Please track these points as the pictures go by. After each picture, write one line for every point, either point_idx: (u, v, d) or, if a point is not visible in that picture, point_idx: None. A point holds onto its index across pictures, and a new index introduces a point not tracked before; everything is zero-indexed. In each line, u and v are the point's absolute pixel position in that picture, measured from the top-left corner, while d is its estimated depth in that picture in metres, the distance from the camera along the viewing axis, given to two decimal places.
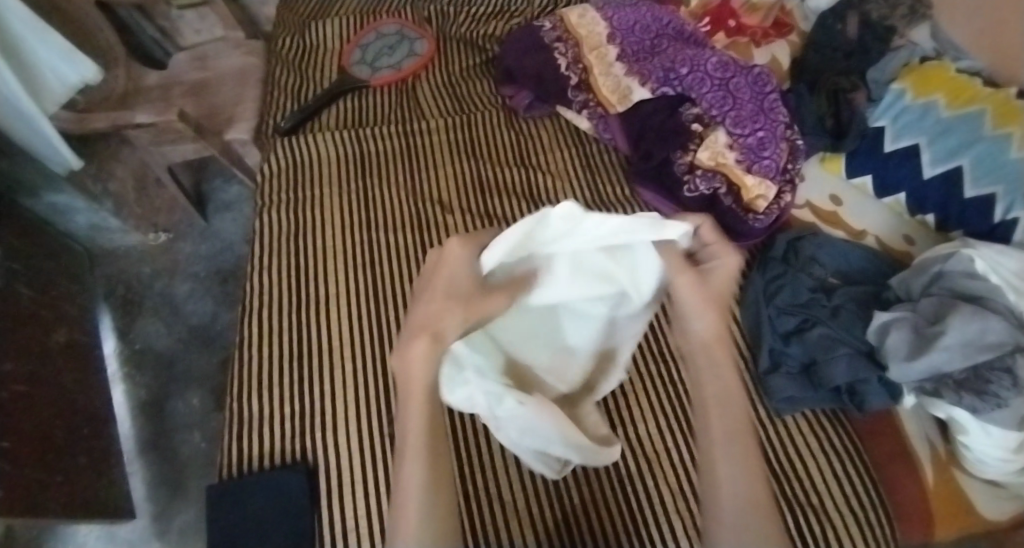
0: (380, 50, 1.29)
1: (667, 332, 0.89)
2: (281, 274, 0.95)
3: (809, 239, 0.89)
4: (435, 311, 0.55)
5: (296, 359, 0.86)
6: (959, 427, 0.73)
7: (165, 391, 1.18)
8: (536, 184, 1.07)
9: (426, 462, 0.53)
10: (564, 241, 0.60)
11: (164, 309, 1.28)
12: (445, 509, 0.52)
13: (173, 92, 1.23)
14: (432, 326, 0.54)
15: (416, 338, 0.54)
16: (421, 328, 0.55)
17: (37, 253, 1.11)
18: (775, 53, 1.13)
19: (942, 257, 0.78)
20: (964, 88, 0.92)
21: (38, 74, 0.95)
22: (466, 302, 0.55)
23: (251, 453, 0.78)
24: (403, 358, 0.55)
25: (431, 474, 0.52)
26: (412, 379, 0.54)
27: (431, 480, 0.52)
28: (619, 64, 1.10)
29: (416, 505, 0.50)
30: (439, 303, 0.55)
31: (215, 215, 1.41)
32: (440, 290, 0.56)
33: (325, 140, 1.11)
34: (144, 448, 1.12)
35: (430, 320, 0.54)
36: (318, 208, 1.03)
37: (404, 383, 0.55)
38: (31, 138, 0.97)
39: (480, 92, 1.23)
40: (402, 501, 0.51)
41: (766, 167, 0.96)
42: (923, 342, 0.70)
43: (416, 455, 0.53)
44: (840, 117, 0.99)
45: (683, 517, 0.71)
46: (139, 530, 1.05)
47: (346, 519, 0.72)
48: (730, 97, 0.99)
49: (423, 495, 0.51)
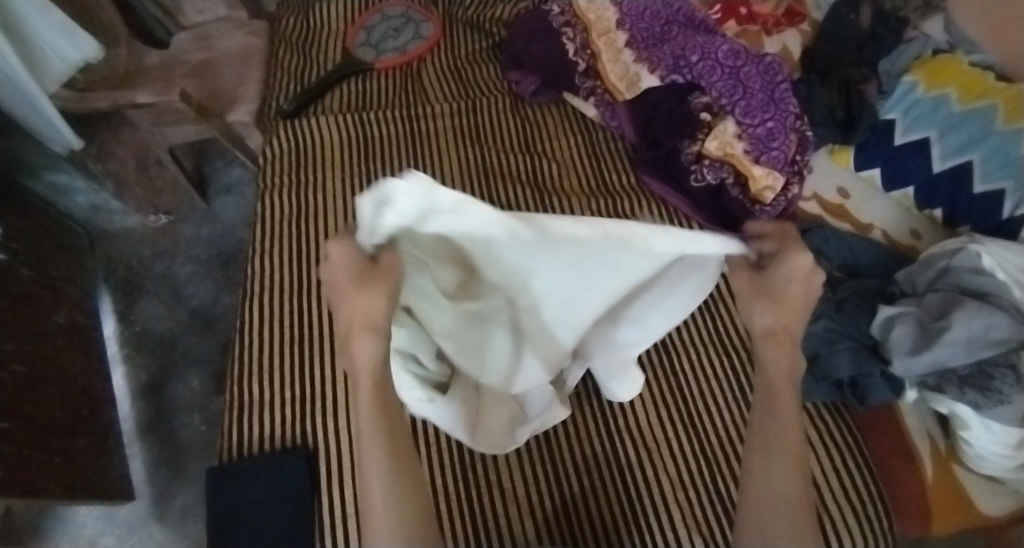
0: (385, 32, 1.28)
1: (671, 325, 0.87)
2: (284, 258, 0.95)
3: (816, 232, 0.89)
4: (358, 306, 0.49)
5: (297, 344, 0.86)
6: (961, 423, 0.73)
7: (166, 373, 1.19)
8: (540, 171, 1.06)
9: (386, 445, 0.50)
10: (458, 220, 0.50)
11: (165, 291, 1.29)
12: (411, 499, 0.49)
13: (174, 71, 1.21)
14: (362, 320, 0.50)
15: (356, 336, 0.50)
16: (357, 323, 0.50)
17: (36, 233, 1.11)
18: (787, 42, 1.11)
19: (950, 252, 0.77)
20: (977, 81, 0.90)
21: (38, 52, 0.94)
22: (380, 277, 0.49)
23: (251, 437, 0.78)
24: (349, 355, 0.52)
25: (393, 457, 0.50)
26: (359, 366, 0.51)
27: (395, 468, 0.50)
28: (629, 50, 1.08)
29: (381, 502, 0.48)
30: (354, 287, 0.49)
31: (216, 197, 1.40)
32: (349, 278, 0.49)
33: (328, 124, 1.10)
34: (145, 430, 1.13)
35: (360, 312, 0.49)
36: (320, 192, 1.02)
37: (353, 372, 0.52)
38: (30, 117, 0.96)
39: (486, 76, 1.21)
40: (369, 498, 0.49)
41: (774, 158, 0.95)
42: (929, 337, 0.70)
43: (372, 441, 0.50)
44: (851, 109, 0.98)
45: (678, 507, 0.72)
46: (138, 511, 1.06)
47: (345, 505, 0.73)
48: (741, 86, 0.98)
49: (392, 492, 0.49)
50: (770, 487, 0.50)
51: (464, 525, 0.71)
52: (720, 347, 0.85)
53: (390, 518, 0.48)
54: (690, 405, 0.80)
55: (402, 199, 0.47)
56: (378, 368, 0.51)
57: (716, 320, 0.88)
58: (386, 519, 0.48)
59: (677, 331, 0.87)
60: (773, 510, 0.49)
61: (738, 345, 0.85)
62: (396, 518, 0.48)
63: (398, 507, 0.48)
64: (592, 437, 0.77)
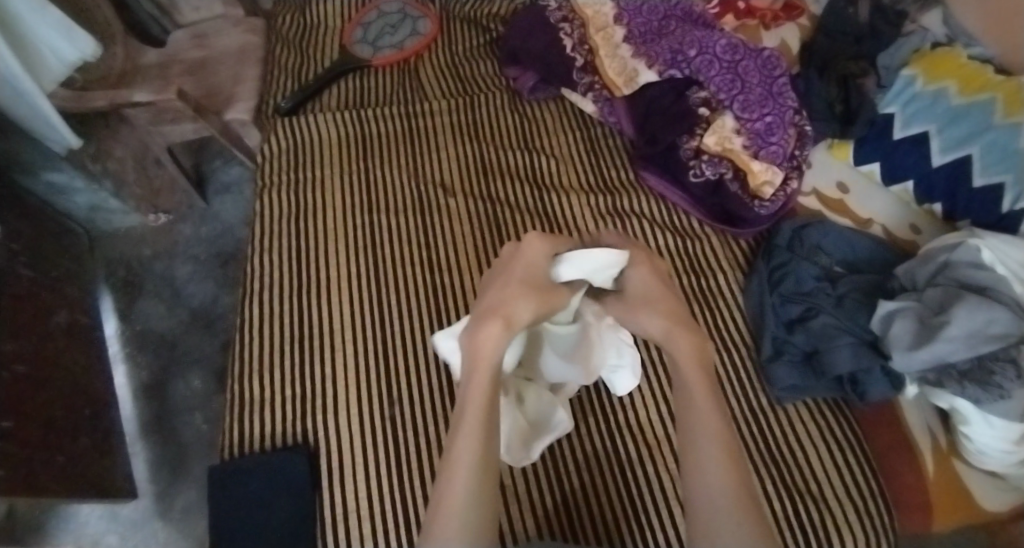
0: (381, 29, 1.28)
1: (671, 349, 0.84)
2: (282, 256, 0.94)
3: (815, 227, 0.89)
4: (506, 297, 0.55)
5: (297, 343, 0.85)
6: (961, 417, 0.73)
7: (167, 372, 1.19)
8: (539, 167, 1.06)
9: (481, 439, 0.51)
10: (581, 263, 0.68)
11: (165, 291, 1.29)
12: (489, 504, 0.49)
13: (172, 70, 1.21)
14: (503, 312, 0.54)
15: (489, 320, 0.54)
16: (498, 310, 0.54)
17: (36, 233, 1.11)
18: (784, 36, 1.10)
19: (949, 246, 0.76)
20: (976, 75, 0.90)
21: (37, 52, 0.94)
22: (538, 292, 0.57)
23: (252, 435, 0.78)
24: (472, 338, 0.55)
25: (483, 458, 0.50)
26: (479, 359, 0.54)
27: (482, 466, 0.49)
28: (626, 46, 1.07)
29: (459, 500, 0.48)
30: (517, 291, 0.56)
31: (215, 197, 1.40)
32: (518, 279, 0.57)
33: (326, 121, 1.10)
34: (147, 429, 1.13)
35: (507, 306, 0.54)
36: (318, 190, 1.02)
37: (472, 361, 0.54)
38: (29, 117, 0.96)
39: (483, 73, 1.21)
40: (446, 489, 0.49)
41: (772, 153, 0.95)
42: (928, 332, 0.69)
43: (471, 430, 0.51)
44: (849, 103, 0.98)
45: (679, 503, 0.72)
46: (141, 510, 1.06)
47: (345, 501, 0.73)
48: (738, 80, 0.98)
49: (470, 494, 0.48)
50: (708, 479, 0.50)
51: None
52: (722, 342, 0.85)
53: (466, 521, 0.47)
54: None
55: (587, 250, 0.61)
56: (495, 364, 0.53)
57: (720, 316, 0.88)
58: (458, 519, 0.47)
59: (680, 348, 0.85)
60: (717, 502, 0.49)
61: (741, 341, 0.85)
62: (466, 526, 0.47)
63: (471, 513, 0.48)
64: (592, 434, 0.77)
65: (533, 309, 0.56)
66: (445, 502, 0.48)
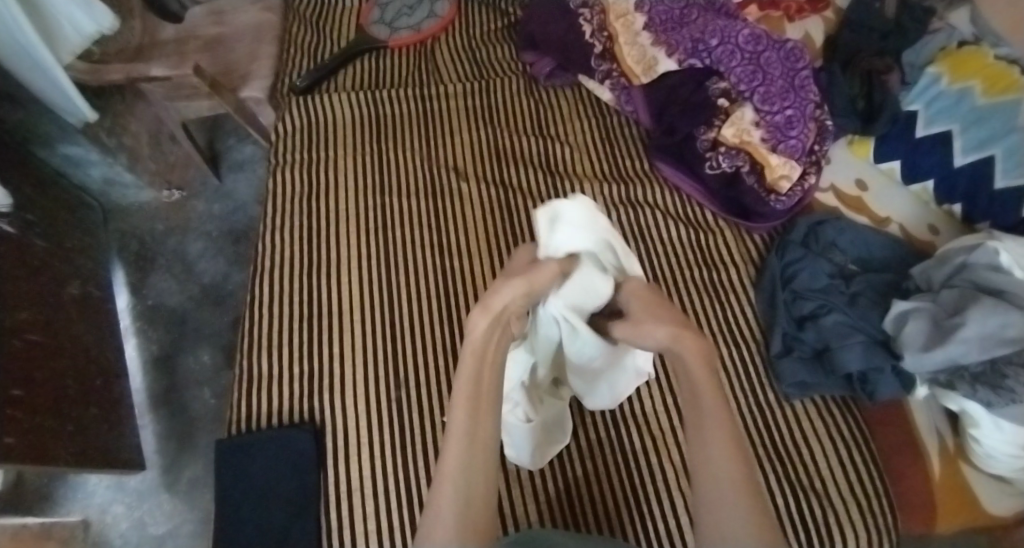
0: (399, 10, 1.26)
1: None
2: (294, 235, 0.94)
3: (832, 223, 0.87)
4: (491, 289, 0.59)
5: (306, 321, 0.86)
6: (971, 420, 0.72)
7: (178, 346, 1.20)
8: (553, 154, 1.05)
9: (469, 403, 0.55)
10: (588, 230, 0.61)
11: (177, 266, 1.29)
12: (483, 475, 0.53)
13: (188, 46, 1.21)
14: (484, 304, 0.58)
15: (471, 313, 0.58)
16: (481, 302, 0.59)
17: (51, 205, 1.11)
18: (809, 29, 1.08)
19: (967, 247, 0.75)
20: (1003, 74, 0.88)
21: (54, 23, 0.93)
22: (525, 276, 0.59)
23: (260, 410, 0.79)
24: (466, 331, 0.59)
25: (473, 423, 0.54)
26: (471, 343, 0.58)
27: (472, 432, 0.54)
28: (647, 34, 1.06)
29: (454, 461, 0.53)
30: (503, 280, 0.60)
31: (228, 173, 1.40)
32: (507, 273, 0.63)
33: (341, 102, 1.10)
34: (156, 402, 1.14)
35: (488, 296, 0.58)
36: (331, 171, 1.02)
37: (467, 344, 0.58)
38: (46, 89, 0.96)
39: (501, 57, 1.20)
40: (445, 452, 0.54)
41: (791, 147, 0.93)
42: (941, 333, 0.69)
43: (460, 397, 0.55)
44: (872, 98, 0.96)
45: (681, 494, 0.72)
46: (148, 482, 1.07)
47: (349, 480, 0.74)
48: (760, 71, 0.96)
49: (460, 468, 0.52)
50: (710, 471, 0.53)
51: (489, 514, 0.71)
52: (731, 338, 0.84)
53: (458, 488, 0.51)
54: None
55: (573, 218, 0.61)
56: (482, 346, 0.58)
57: (731, 308, 0.87)
58: (454, 484, 0.52)
59: None
60: (725, 500, 0.51)
61: (751, 337, 0.84)
62: (461, 517, 0.50)
63: (458, 493, 0.51)
64: (598, 423, 0.77)
65: (519, 292, 0.59)
66: (444, 471, 0.53)
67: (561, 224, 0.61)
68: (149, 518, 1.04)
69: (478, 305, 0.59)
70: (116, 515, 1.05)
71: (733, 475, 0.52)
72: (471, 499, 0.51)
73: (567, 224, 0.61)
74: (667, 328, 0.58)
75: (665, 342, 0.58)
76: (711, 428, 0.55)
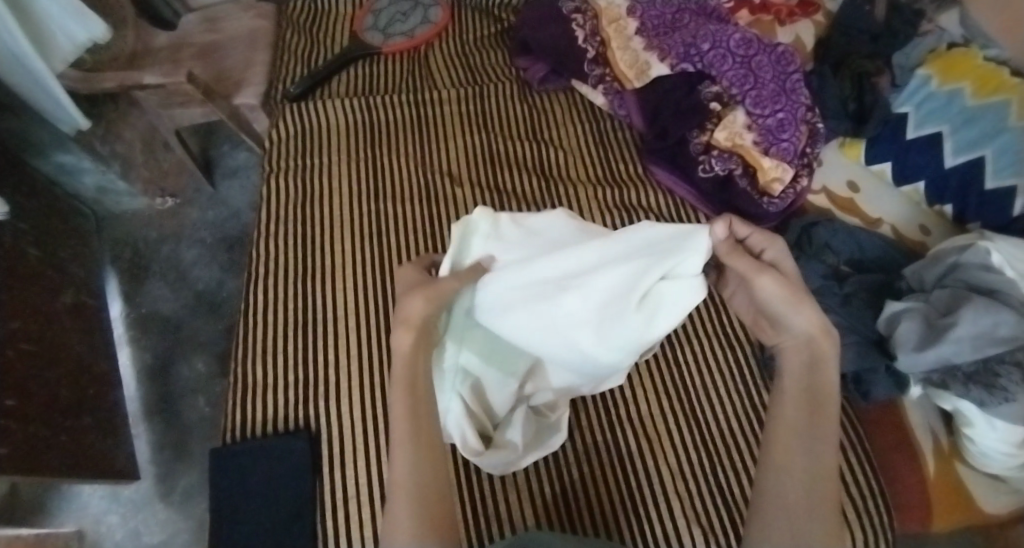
0: (393, 16, 1.27)
1: (679, 337, 0.85)
2: (288, 242, 0.94)
3: (824, 225, 0.88)
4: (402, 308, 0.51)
5: (301, 328, 0.86)
6: (965, 419, 0.73)
7: (172, 354, 1.20)
8: (547, 159, 1.06)
9: (409, 416, 0.48)
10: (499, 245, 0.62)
11: (171, 274, 1.29)
12: (434, 486, 0.47)
13: (182, 53, 1.21)
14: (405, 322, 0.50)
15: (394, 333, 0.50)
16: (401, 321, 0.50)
17: (44, 214, 1.11)
18: (799, 33, 1.08)
19: (958, 248, 0.76)
20: (992, 76, 0.89)
21: (47, 32, 0.93)
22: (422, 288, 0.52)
23: (255, 417, 0.79)
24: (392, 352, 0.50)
25: (415, 437, 0.48)
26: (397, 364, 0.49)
27: (416, 440, 0.48)
28: (639, 38, 1.06)
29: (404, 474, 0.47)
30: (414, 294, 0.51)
31: (222, 181, 1.40)
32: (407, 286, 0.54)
33: (334, 108, 1.10)
34: (150, 411, 1.14)
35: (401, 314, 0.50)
36: (324, 177, 1.02)
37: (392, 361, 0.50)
38: (39, 98, 0.96)
39: (494, 63, 1.21)
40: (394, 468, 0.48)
41: (783, 150, 0.94)
42: (934, 333, 0.69)
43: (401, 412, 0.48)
44: (863, 101, 0.97)
45: (678, 498, 0.72)
46: (142, 491, 1.07)
47: (344, 487, 0.74)
48: (751, 75, 0.97)
49: (412, 478, 0.47)
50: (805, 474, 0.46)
51: (486, 521, 0.71)
52: (723, 340, 0.85)
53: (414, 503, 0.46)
54: (689, 397, 0.80)
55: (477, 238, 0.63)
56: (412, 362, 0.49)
57: (719, 312, 0.88)
58: (408, 502, 0.46)
59: (685, 347, 0.84)
60: (809, 520, 0.44)
61: (744, 338, 0.85)
62: (419, 511, 0.46)
63: (411, 510, 0.46)
64: (594, 427, 0.77)
65: (430, 303, 0.51)
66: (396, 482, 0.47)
67: (473, 233, 0.64)
68: (144, 529, 1.04)
69: (393, 322, 0.50)
70: (111, 525, 1.04)
71: (828, 496, 0.45)
72: (426, 513, 0.46)
73: (478, 233, 0.63)
74: (822, 320, 0.49)
75: (811, 333, 0.49)
76: (822, 440, 0.47)
